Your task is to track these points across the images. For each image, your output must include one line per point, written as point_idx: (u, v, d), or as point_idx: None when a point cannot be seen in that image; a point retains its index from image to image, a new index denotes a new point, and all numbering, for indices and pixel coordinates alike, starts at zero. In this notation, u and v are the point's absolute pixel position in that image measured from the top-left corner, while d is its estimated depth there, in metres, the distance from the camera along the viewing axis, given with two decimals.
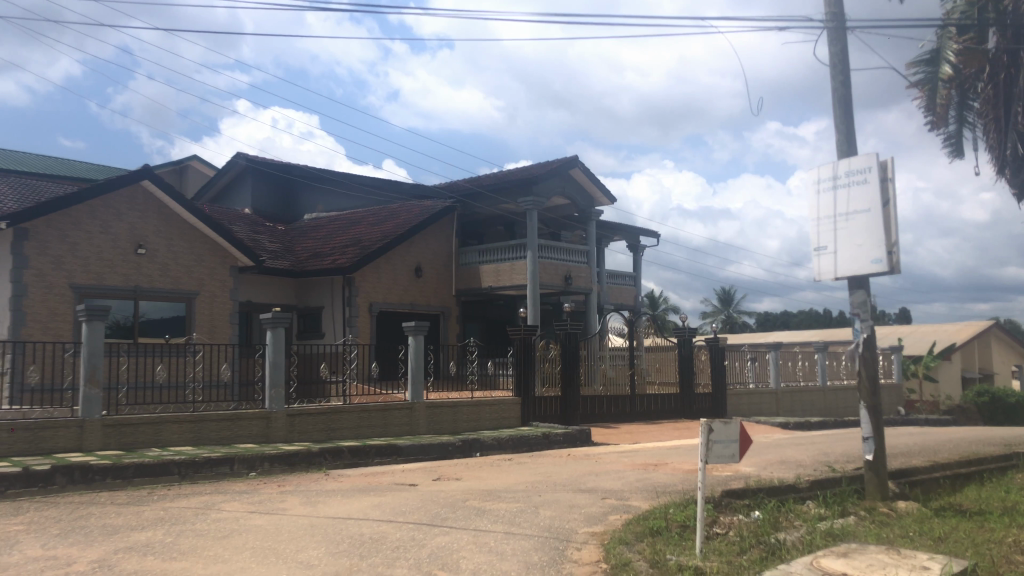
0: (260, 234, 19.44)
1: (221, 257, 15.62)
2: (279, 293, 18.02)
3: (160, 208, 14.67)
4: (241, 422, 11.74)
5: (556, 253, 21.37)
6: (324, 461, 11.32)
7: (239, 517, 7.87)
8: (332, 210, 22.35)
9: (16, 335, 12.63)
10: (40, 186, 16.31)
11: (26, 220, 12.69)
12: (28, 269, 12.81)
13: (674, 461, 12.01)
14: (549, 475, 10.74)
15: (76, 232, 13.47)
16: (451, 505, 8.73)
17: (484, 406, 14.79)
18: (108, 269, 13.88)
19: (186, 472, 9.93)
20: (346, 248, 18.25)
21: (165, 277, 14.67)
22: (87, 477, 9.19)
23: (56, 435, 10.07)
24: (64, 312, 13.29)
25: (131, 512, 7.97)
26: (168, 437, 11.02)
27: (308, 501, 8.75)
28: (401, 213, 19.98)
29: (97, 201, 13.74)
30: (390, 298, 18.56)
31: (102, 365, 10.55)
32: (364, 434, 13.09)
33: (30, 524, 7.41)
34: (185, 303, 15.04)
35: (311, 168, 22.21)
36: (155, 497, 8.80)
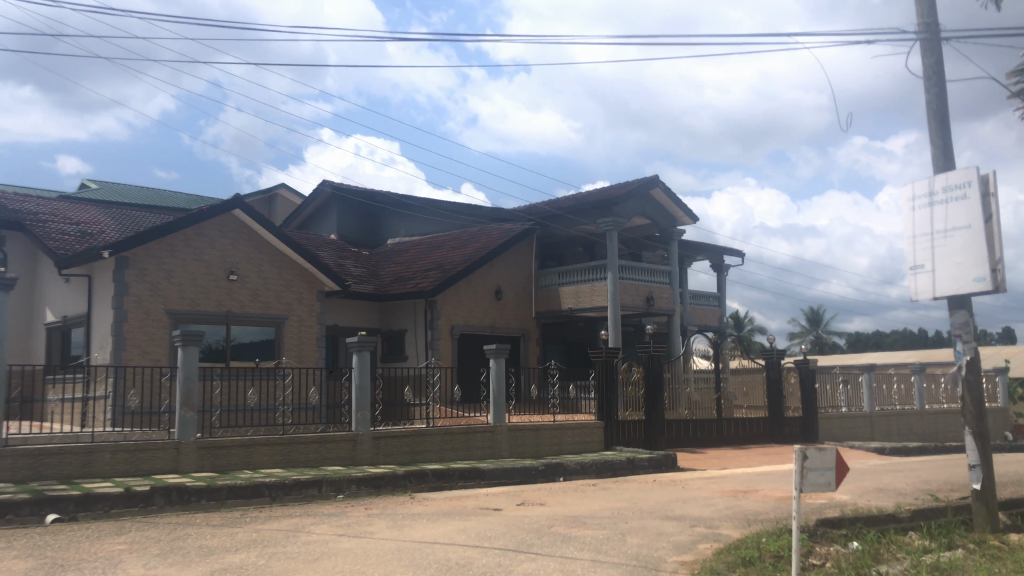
0: (345, 259, 19.88)
1: (308, 282, 15.99)
2: (363, 316, 18.35)
3: (251, 236, 15.17)
4: (328, 445, 11.93)
5: (636, 274, 21.12)
6: (409, 483, 11.38)
7: (328, 540, 7.96)
8: (414, 235, 22.68)
9: (118, 359, 13.17)
10: (140, 217, 17.10)
11: (127, 249, 13.28)
12: (128, 296, 13.39)
13: (764, 488, 11.63)
14: (635, 502, 10.52)
15: (172, 260, 14.02)
16: (536, 530, 8.64)
17: (566, 430, 14.66)
18: (203, 296, 14.38)
19: (276, 494, 10.14)
20: (427, 272, 18.45)
21: (256, 303, 15.11)
22: (183, 497, 9.49)
23: (155, 456, 10.43)
24: (161, 337, 13.79)
25: (225, 534, 8.16)
26: (259, 459, 11.28)
27: (394, 525, 8.81)
28: (481, 237, 20.11)
29: (191, 230, 14.30)
30: (471, 320, 18.66)
31: (196, 389, 10.90)
32: (447, 457, 13.14)
33: (132, 543, 7.68)
34: (274, 328, 15.44)
35: (393, 194, 22.62)
36: (248, 519, 9.00)
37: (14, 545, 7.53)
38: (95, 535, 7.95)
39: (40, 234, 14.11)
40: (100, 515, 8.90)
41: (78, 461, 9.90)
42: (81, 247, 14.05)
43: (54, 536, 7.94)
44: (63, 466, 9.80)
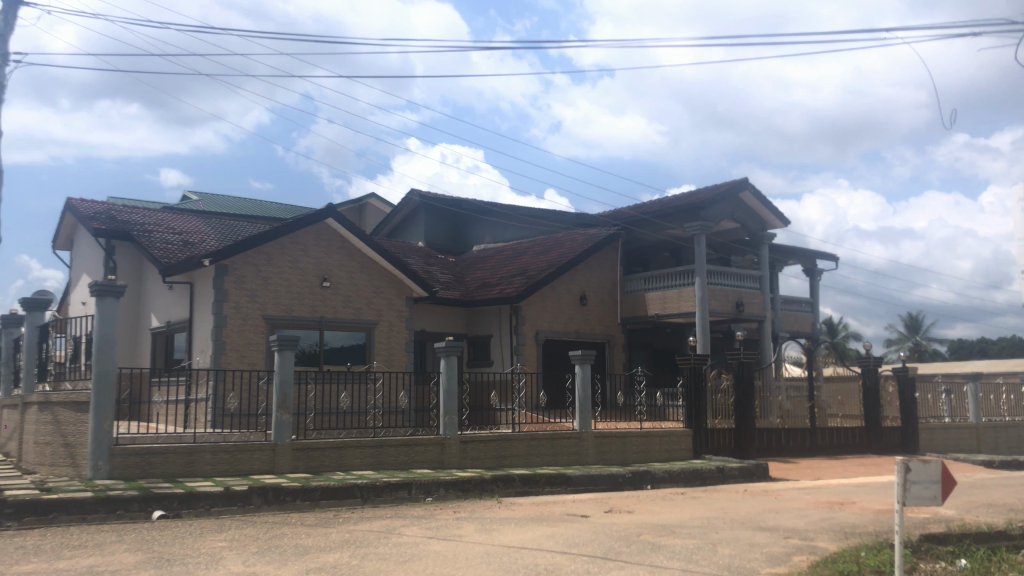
0: (432, 266, 20.19)
1: (397, 288, 16.28)
2: (450, 322, 18.57)
3: (342, 243, 15.58)
4: (416, 448, 12.13)
5: (725, 279, 20.71)
6: (496, 488, 11.46)
7: (418, 542, 8.08)
8: (499, 241, 22.84)
9: (218, 363, 13.68)
10: (238, 227, 17.78)
11: (226, 257, 13.82)
12: (227, 302, 13.91)
13: (862, 500, 11.22)
14: (725, 511, 10.30)
15: (268, 267, 14.51)
16: (625, 538, 8.56)
17: (653, 438, 14.47)
18: (297, 301, 14.82)
19: (368, 496, 10.36)
20: (512, 278, 18.54)
21: (347, 308, 15.49)
22: (279, 497, 9.80)
23: (253, 457, 10.80)
24: (258, 342, 14.26)
25: (319, 533, 8.38)
26: (351, 462, 11.56)
27: (483, 529, 8.87)
28: (566, 242, 20.10)
29: (287, 238, 14.78)
30: (556, 326, 18.65)
31: (291, 392, 11.23)
32: (533, 462, 13.16)
33: (232, 541, 7.96)
34: (365, 333, 15.78)
35: (479, 202, 22.88)
36: (341, 519, 9.22)
37: (125, 539, 7.92)
38: (198, 532, 8.29)
39: (147, 244, 14.83)
40: (202, 513, 9.26)
41: (181, 460, 10.32)
42: (184, 256, 14.69)
43: (161, 532, 8.31)
44: (167, 465, 10.24)
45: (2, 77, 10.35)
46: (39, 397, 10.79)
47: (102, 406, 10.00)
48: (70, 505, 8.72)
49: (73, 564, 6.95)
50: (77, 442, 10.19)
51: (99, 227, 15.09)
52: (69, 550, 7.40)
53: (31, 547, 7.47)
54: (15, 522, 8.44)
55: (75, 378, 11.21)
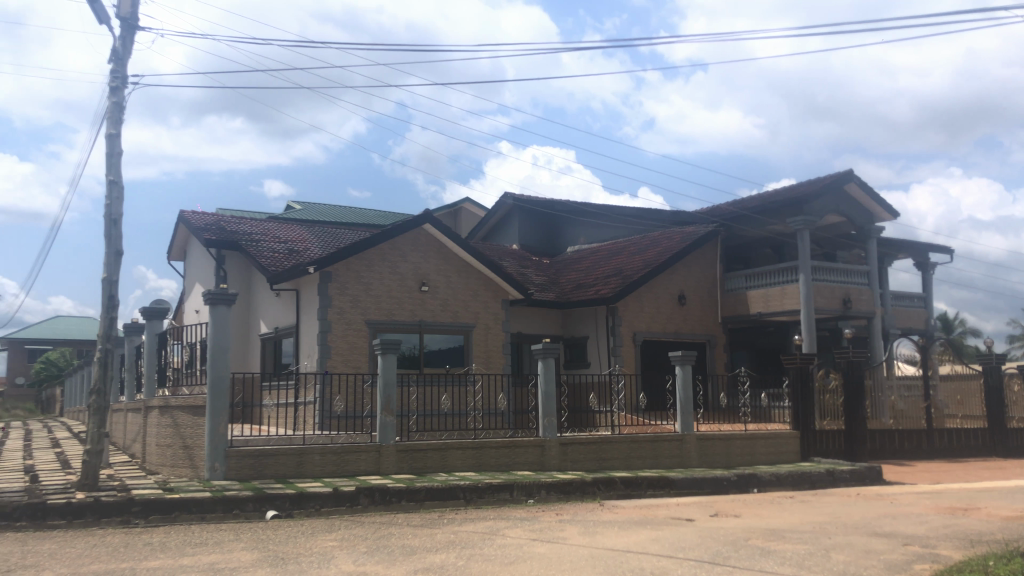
0: (527, 268, 20.26)
1: (494, 291, 16.40)
2: (547, 324, 18.58)
3: (440, 248, 15.82)
4: (517, 450, 12.18)
5: (830, 275, 19.98)
6: (597, 491, 11.39)
7: (522, 544, 8.10)
8: (594, 241, 22.71)
9: (323, 367, 14.08)
10: (339, 234, 18.28)
11: (330, 265, 14.23)
12: (331, 307, 14.32)
13: (988, 506, 10.60)
14: (838, 516, 9.91)
15: (369, 273, 14.87)
16: (732, 543, 8.35)
17: (758, 439, 14.09)
18: (397, 306, 15.11)
19: (471, 497, 10.46)
20: (609, 278, 18.39)
21: (446, 312, 15.70)
22: (385, 498, 10.01)
23: (359, 458, 11.07)
24: (361, 346, 14.60)
25: (425, 534, 8.50)
26: (453, 463, 11.71)
27: (586, 531, 8.81)
28: (662, 241, 19.80)
29: (386, 245, 15.13)
30: (654, 326, 18.39)
31: (395, 394, 11.46)
32: (635, 465, 13.02)
33: (342, 540, 8.17)
34: (463, 336, 15.93)
35: (572, 203, 22.80)
36: (446, 520, 9.33)
37: (241, 537, 8.24)
38: (309, 532, 8.54)
39: (255, 253, 15.41)
40: (313, 513, 9.55)
41: (291, 462, 10.68)
42: (289, 264, 15.19)
43: (274, 531, 8.60)
44: (279, 466, 10.61)
45: (122, 98, 10.96)
46: (160, 401, 11.36)
47: (217, 409, 10.44)
48: (190, 504, 9.14)
49: (195, 560, 7.28)
50: (194, 444, 10.68)
51: (211, 238, 15.78)
52: (191, 547, 7.75)
53: (157, 544, 7.86)
54: (142, 519, 8.92)
55: (192, 383, 11.74)
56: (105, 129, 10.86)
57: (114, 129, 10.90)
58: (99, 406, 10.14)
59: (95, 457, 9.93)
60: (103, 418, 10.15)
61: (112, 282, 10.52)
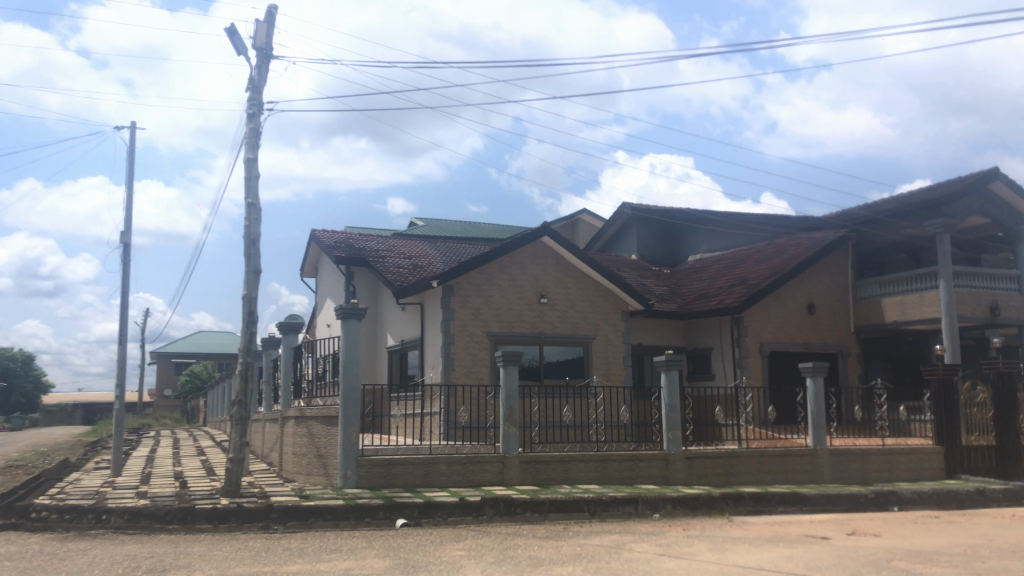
0: (647, 278, 20.04)
1: (614, 302, 16.29)
2: (669, 335, 18.29)
3: (558, 260, 15.89)
4: (641, 463, 12.03)
5: (975, 280, 18.77)
6: (725, 506, 11.09)
7: (650, 559, 7.97)
8: (716, 250, 22.21)
9: (447, 379, 14.35)
10: (461, 249, 18.65)
11: (452, 278, 14.54)
12: (454, 320, 14.59)
13: None
14: (991, 539, 9.24)
15: (490, 286, 15.08)
16: (873, 564, 7.93)
17: (898, 454, 13.38)
18: (517, 318, 15.25)
19: (595, 510, 10.40)
20: (732, 288, 17.93)
21: (565, 323, 15.71)
22: (510, 509, 10.08)
23: (482, 469, 11.21)
24: (483, 358, 14.79)
25: (551, 546, 8.49)
26: (576, 475, 11.68)
27: (716, 548, 8.59)
28: (789, 248, 19.14)
29: (505, 258, 15.32)
30: (782, 336, 17.77)
31: (517, 405, 11.55)
32: (765, 480, 12.61)
33: (470, 550, 8.28)
34: (584, 347, 15.87)
35: (692, 211, 22.40)
36: (571, 533, 9.31)
37: (373, 544, 8.50)
38: (438, 541, 8.69)
39: (381, 269, 15.93)
40: (440, 521, 9.75)
41: (419, 471, 10.93)
42: (414, 279, 15.61)
43: (404, 539, 8.83)
44: (407, 475, 10.88)
45: (259, 124, 11.58)
46: (296, 411, 11.90)
47: (349, 419, 10.81)
48: (325, 511, 9.50)
49: (331, 566, 7.55)
50: (328, 453, 11.11)
51: (340, 255, 16.43)
52: (327, 553, 8.05)
53: (295, 549, 8.21)
54: (281, 525, 9.33)
55: (324, 394, 12.25)
56: (243, 154, 11.51)
57: (252, 154, 11.52)
58: (240, 416, 10.71)
59: (237, 465, 10.50)
60: (244, 428, 10.69)
61: (252, 298, 11.11)
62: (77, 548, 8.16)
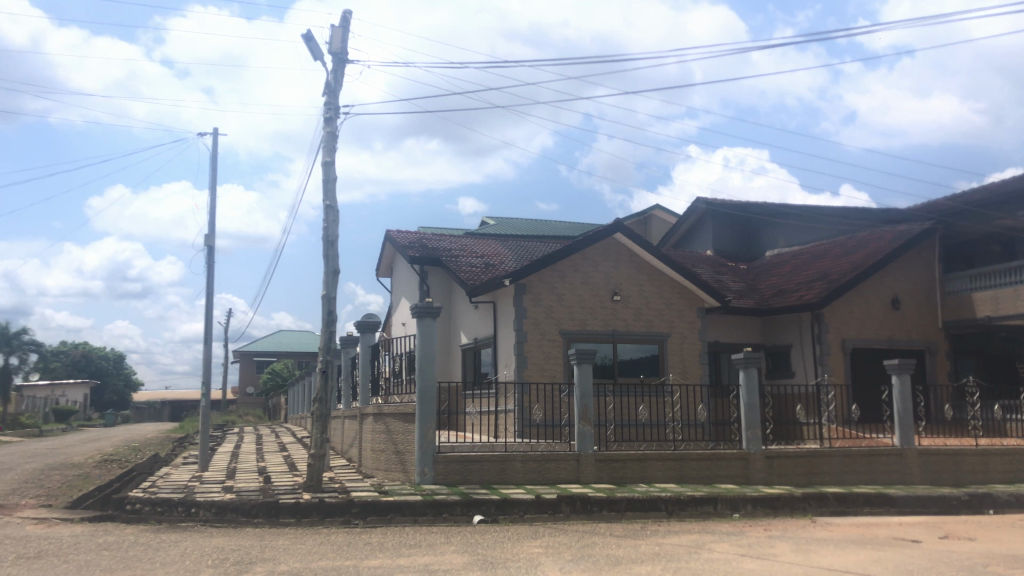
0: (723, 274, 19.70)
1: (690, 299, 16.06)
2: (746, 332, 17.93)
3: (632, 258, 15.76)
4: (720, 462, 11.84)
5: None
6: (808, 506, 10.82)
7: (731, 559, 7.82)
8: (794, 245, 21.67)
9: (521, 377, 14.38)
10: (533, 247, 18.66)
11: (524, 277, 14.56)
12: (527, 318, 14.61)
13: None
14: None
15: (562, 284, 15.05)
16: (968, 569, 7.61)
17: (992, 455, 12.83)
18: (591, 316, 15.17)
19: (673, 509, 10.27)
20: (812, 283, 17.47)
21: (640, 321, 15.56)
22: (587, 507, 10.05)
23: (558, 467, 11.20)
24: (557, 356, 14.76)
25: (629, 545, 8.42)
26: (653, 473, 11.56)
27: (799, 549, 8.37)
28: (871, 242, 18.53)
29: (578, 256, 15.27)
30: (865, 333, 17.23)
31: (592, 404, 11.50)
32: (849, 481, 12.25)
33: (548, 547, 8.28)
34: (659, 345, 15.69)
35: (769, 205, 21.91)
36: (649, 532, 9.21)
37: (452, 540, 8.58)
38: (515, 538, 8.73)
39: (454, 268, 16.07)
40: (517, 519, 9.78)
41: (494, 468, 10.98)
42: (487, 277, 15.70)
43: (481, 535, 8.88)
44: (483, 472, 10.96)
45: (335, 127, 11.81)
46: (374, 409, 12.12)
47: (426, 417, 10.94)
48: (403, 506, 9.64)
49: (411, 561, 7.65)
50: (406, 449, 11.27)
51: (414, 255, 16.64)
52: (407, 548, 8.16)
53: (376, 544, 8.35)
54: (361, 519, 9.51)
55: (401, 391, 12.42)
56: (321, 157, 11.76)
57: (329, 157, 11.76)
58: (321, 413, 10.96)
59: (319, 461, 10.74)
60: (325, 424, 10.93)
61: (330, 298, 11.34)
62: (169, 539, 8.48)
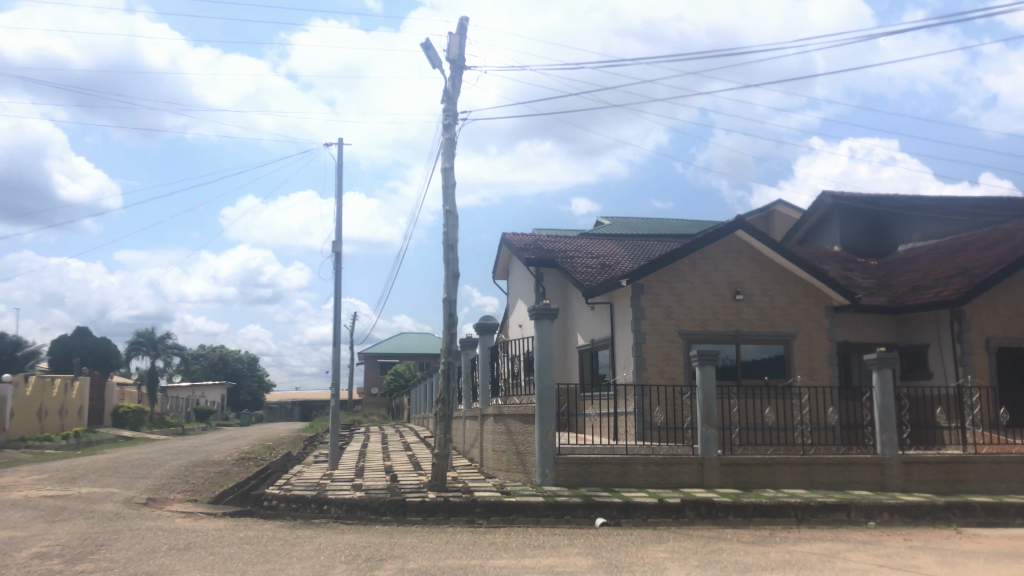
0: (852, 271, 18.84)
1: (817, 298, 15.45)
2: (877, 331, 17.08)
3: (754, 255, 15.32)
4: (853, 468, 11.33)
5: None
6: (952, 516, 10.21)
7: (869, 569, 7.46)
8: (929, 238, 20.50)
9: (640, 378, 14.20)
10: (650, 247, 18.42)
11: (642, 277, 14.41)
12: (645, 319, 14.43)
13: None
14: None
15: (682, 284, 14.79)
16: None
17: None
18: (712, 316, 14.84)
19: (803, 515, 9.92)
20: (951, 279, 16.46)
21: (763, 321, 15.09)
22: (712, 512, 9.83)
23: (682, 470, 11.00)
24: (677, 357, 14.50)
25: (758, 551, 8.18)
26: (781, 479, 11.18)
27: (943, 561, 7.91)
28: (1018, 233, 17.29)
29: (697, 255, 14.99)
30: (1012, 331, 16.08)
31: (715, 407, 11.24)
32: (998, 489, 11.50)
33: (673, 552, 8.14)
34: (784, 345, 15.16)
35: (901, 197, 20.81)
36: (778, 538, 8.92)
37: (575, 542, 8.57)
38: (640, 541, 8.63)
39: (570, 269, 16.07)
40: (640, 522, 9.68)
41: (616, 471, 10.90)
42: (604, 278, 15.61)
43: (605, 538, 8.82)
44: (604, 474, 10.90)
45: (454, 133, 12.03)
46: (494, 410, 12.26)
47: (546, 419, 10.97)
48: (526, 507, 9.72)
49: (536, 562, 7.68)
50: (526, 451, 11.34)
51: (531, 257, 16.75)
52: (532, 549, 8.20)
53: (501, 544, 8.44)
54: (485, 519, 9.65)
55: (520, 393, 12.51)
56: (441, 163, 12.01)
57: (448, 163, 11.99)
58: (444, 414, 11.18)
59: (442, 460, 10.97)
60: (447, 425, 11.15)
61: (452, 301, 11.56)
62: (304, 535, 8.86)
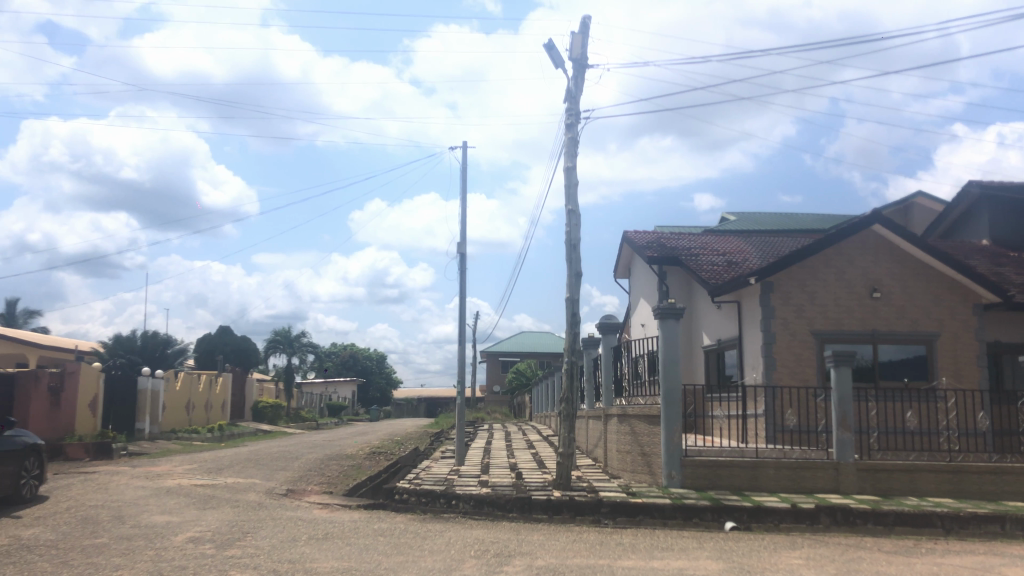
0: (1003, 266, 17.60)
1: (963, 295, 14.50)
2: None
3: (892, 250, 14.54)
4: (1006, 477, 10.62)
5: None
6: None
7: None
8: None
9: (770, 379, 13.75)
10: (778, 243, 17.81)
11: (772, 274, 13.94)
12: (775, 318, 13.97)
13: None
14: None
15: (814, 282, 14.22)
16: None
17: None
18: (847, 315, 14.21)
19: (951, 526, 9.34)
20: None
21: (904, 319, 14.30)
22: (849, 519, 9.40)
23: (816, 475, 10.57)
24: (809, 357, 13.96)
25: (902, 562, 7.77)
26: (924, 486, 10.57)
27: None
28: None
29: (830, 251, 14.38)
30: None
31: (852, 410, 10.79)
32: None
33: (808, 559, 7.84)
34: (926, 346, 14.32)
35: None
36: (923, 549, 8.44)
37: (704, 546, 8.39)
38: (773, 547, 8.36)
39: (695, 267, 15.75)
40: (772, 527, 9.36)
41: (745, 475, 10.61)
42: (731, 276, 15.21)
43: (735, 542, 8.61)
44: (733, 477, 10.62)
45: (575, 132, 12.01)
46: (619, 410, 12.18)
47: (671, 420, 10.78)
48: (653, 508, 9.60)
49: (665, 564, 7.57)
50: (652, 452, 11.20)
51: (654, 255, 16.53)
52: (660, 551, 8.10)
53: (627, 545, 8.37)
54: (610, 519, 9.59)
55: (645, 393, 12.37)
56: (563, 163, 12.02)
57: (570, 162, 11.99)
58: (568, 413, 11.22)
59: (567, 459, 10.99)
60: (572, 424, 11.16)
61: (575, 300, 11.56)
62: (434, 529, 9.08)
